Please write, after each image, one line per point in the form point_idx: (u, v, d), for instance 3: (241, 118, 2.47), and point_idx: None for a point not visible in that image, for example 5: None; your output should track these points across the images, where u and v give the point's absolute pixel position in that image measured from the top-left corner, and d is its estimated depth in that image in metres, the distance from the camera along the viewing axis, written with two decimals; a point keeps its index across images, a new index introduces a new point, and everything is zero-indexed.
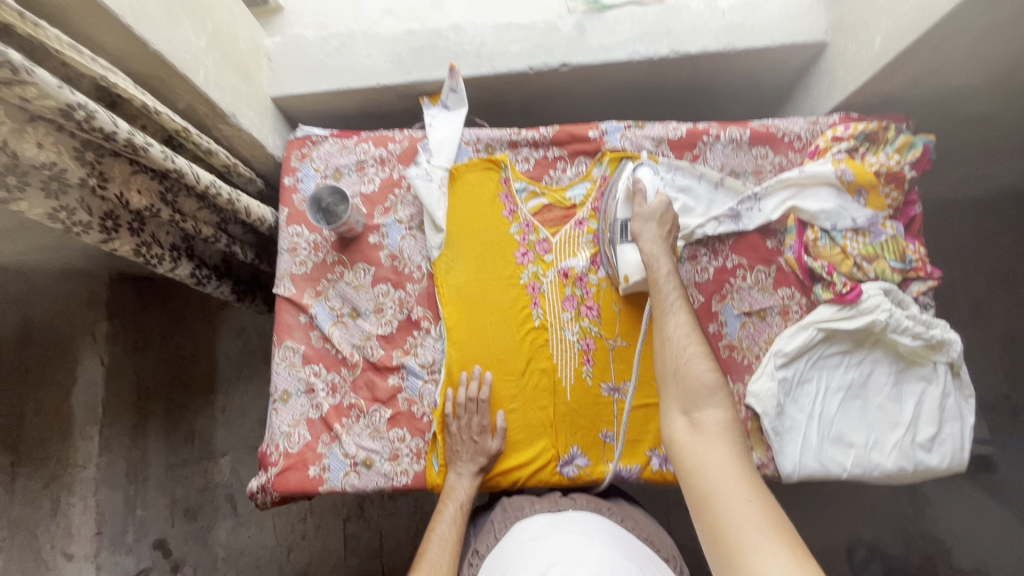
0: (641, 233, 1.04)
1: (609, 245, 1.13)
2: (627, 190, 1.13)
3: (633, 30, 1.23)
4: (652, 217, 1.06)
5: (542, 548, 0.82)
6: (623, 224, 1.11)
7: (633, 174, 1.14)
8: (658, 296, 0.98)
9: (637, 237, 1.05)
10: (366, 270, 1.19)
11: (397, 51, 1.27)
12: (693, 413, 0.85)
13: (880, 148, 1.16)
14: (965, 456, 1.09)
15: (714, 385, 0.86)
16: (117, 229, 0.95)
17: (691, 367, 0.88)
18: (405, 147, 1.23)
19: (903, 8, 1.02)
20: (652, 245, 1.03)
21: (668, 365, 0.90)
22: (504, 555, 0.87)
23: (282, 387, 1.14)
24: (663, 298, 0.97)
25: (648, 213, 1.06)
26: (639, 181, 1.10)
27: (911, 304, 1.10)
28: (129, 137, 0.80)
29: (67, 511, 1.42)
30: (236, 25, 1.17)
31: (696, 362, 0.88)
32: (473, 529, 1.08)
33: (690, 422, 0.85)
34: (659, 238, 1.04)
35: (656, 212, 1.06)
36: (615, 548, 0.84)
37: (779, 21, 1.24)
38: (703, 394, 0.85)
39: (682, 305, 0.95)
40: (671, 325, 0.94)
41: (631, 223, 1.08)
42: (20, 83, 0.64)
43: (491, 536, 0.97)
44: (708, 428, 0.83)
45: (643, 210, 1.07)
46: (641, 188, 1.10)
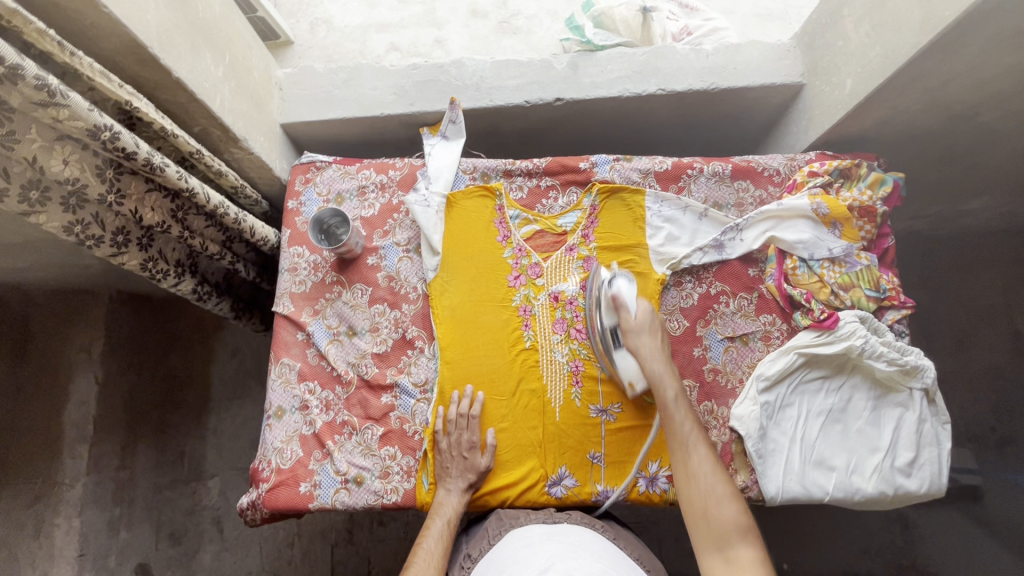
0: (638, 348, 1.05)
1: (605, 353, 1.12)
2: (606, 301, 1.11)
3: (623, 69, 1.32)
4: (650, 335, 1.07)
5: (536, 555, 0.85)
6: (612, 330, 1.10)
7: (610, 286, 1.12)
8: (672, 428, 0.98)
9: (638, 354, 1.05)
10: (363, 290, 1.23)
11: (401, 84, 1.34)
12: (727, 550, 0.85)
13: (854, 184, 1.23)
14: (943, 482, 1.12)
15: (745, 526, 0.86)
16: (128, 243, 1.00)
17: (720, 509, 0.88)
18: (404, 174, 1.30)
19: (870, 55, 1.10)
20: (651, 361, 1.04)
21: (695, 505, 0.90)
22: (496, 561, 0.90)
23: (277, 404, 1.16)
24: (678, 430, 0.97)
25: (637, 326, 1.07)
26: (619, 296, 1.08)
27: (886, 331, 1.15)
28: (148, 156, 0.86)
29: (50, 532, 1.42)
30: (251, 57, 1.25)
31: (723, 498, 0.89)
32: (465, 537, 1.10)
33: (724, 559, 0.84)
34: (656, 351, 1.05)
35: (645, 324, 1.07)
36: (608, 563, 0.86)
37: (759, 64, 1.32)
38: (736, 534, 0.85)
39: (699, 436, 0.97)
40: (694, 460, 0.94)
41: (624, 337, 1.08)
42: (54, 105, 0.71)
43: (485, 541, 0.99)
44: (745, 568, 0.82)
45: (634, 325, 1.07)
46: (623, 303, 1.08)
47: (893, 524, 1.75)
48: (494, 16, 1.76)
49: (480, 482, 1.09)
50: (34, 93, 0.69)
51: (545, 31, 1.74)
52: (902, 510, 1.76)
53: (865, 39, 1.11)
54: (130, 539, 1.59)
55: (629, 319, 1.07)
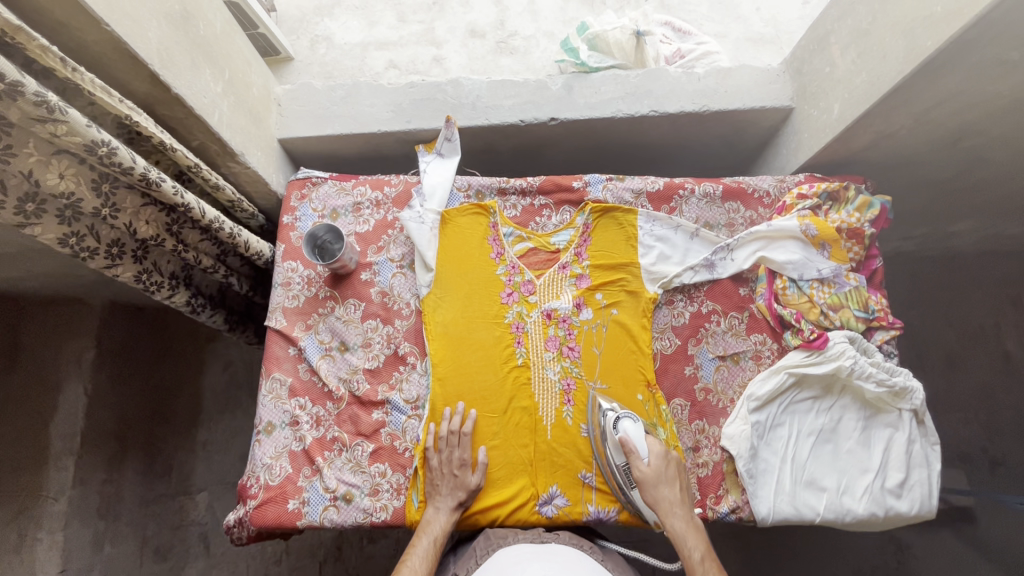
0: (656, 503, 1.01)
1: (619, 490, 1.09)
2: (615, 442, 1.07)
3: (617, 91, 1.34)
4: (668, 486, 1.03)
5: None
6: (624, 471, 1.07)
7: (616, 429, 1.07)
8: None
9: (658, 509, 1.01)
10: (356, 305, 1.23)
11: (398, 102, 1.36)
12: None
13: (842, 208, 1.25)
14: (933, 503, 1.12)
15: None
16: (122, 256, 1.00)
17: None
18: (399, 191, 1.31)
19: (856, 81, 1.13)
20: (671, 518, 1.00)
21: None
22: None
23: (267, 419, 1.15)
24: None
25: (653, 477, 1.02)
26: (628, 440, 1.04)
27: (875, 352, 1.16)
28: (144, 172, 0.87)
29: (33, 546, 1.38)
30: (250, 74, 1.26)
31: None
32: (453, 557, 1.09)
33: None
34: (675, 503, 1.01)
35: (661, 474, 1.03)
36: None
37: (749, 87, 1.35)
38: None
39: None
40: None
41: (638, 486, 1.04)
42: (51, 120, 0.72)
43: (472, 561, 0.99)
44: None
45: (649, 474, 1.02)
46: (634, 448, 1.04)
47: (887, 545, 1.74)
48: (491, 36, 1.80)
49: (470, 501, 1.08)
50: (33, 109, 0.70)
51: (541, 52, 1.78)
52: (895, 530, 1.75)
53: (852, 66, 1.14)
54: (114, 555, 1.56)
55: (644, 470, 1.03)
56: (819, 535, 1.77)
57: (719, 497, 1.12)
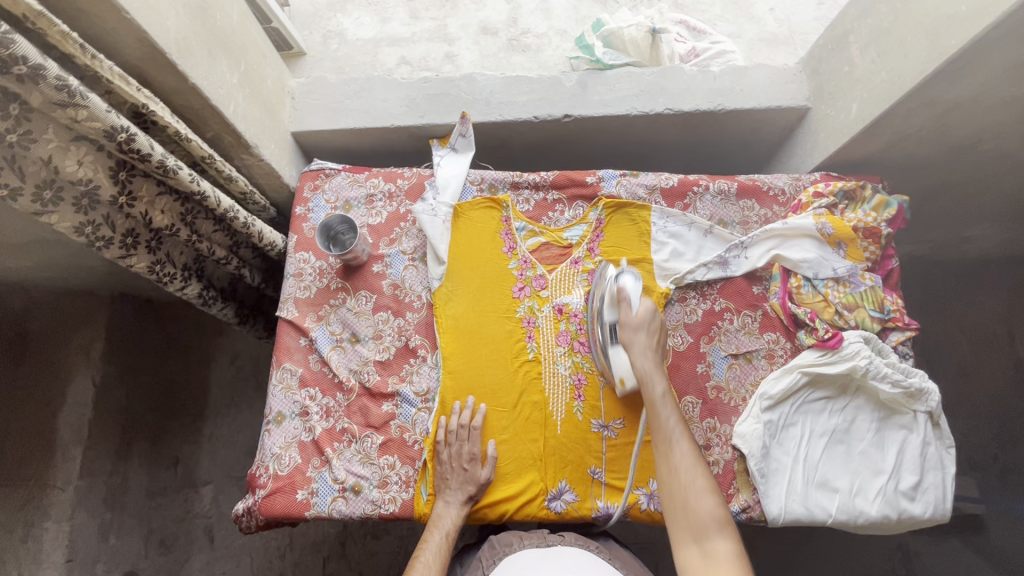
0: (630, 343, 1.04)
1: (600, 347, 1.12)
2: (612, 295, 1.11)
3: (631, 88, 1.34)
4: (648, 331, 1.06)
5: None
6: (611, 326, 1.10)
7: (616, 281, 1.13)
8: (656, 420, 0.97)
9: (631, 348, 1.04)
10: (368, 297, 1.23)
11: (412, 97, 1.36)
12: (704, 543, 0.84)
13: (858, 206, 1.24)
14: (947, 506, 1.10)
15: (722, 516, 0.86)
16: (136, 246, 1.00)
17: (698, 497, 0.88)
18: (412, 184, 1.31)
19: (876, 81, 1.12)
20: (642, 358, 1.03)
21: (675, 495, 0.90)
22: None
23: (277, 409, 1.15)
24: (661, 423, 0.97)
25: (637, 321, 1.06)
26: (624, 289, 1.09)
27: (890, 353, 1.14)
28: (162, 159, 0.87)
29: (39, 536, 1.39)
30: (266, 66, 1.27)
31: (703, 495, 0.88)
32: (461, 567, 1.08)
33: (700, 553, 0.84)
34: (651, 348, 1.04)
35: (644, 322, 1.05)
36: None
37: (765, 87, 1.35)
38: (713, 527, 0.86)
39: (683, 432, 0.96)
40: (676, 453, 0.93)
41: (620, 330, 1.07)
42: (73, 105, 0.72)
43: (479, 571, 0.98)
44: (718, 559, 0.82)
45: (633, 319, 1.06)
46: (626, 297, 1.08)
47: (894, 553, 1.71)
48: (503, 34, 1.79)
49: (479, 494, 1.07)
50: (54, 93, 0.70)
51: (553, 50, 1.78)
52: (903, 538, 1.73)
53: (871, 65, 1.13)
54: (118, 546, 1.56)
55: (628, 315, 1.07)
56: (826, 539, 1.75)
57: (730, 496, 1.11)
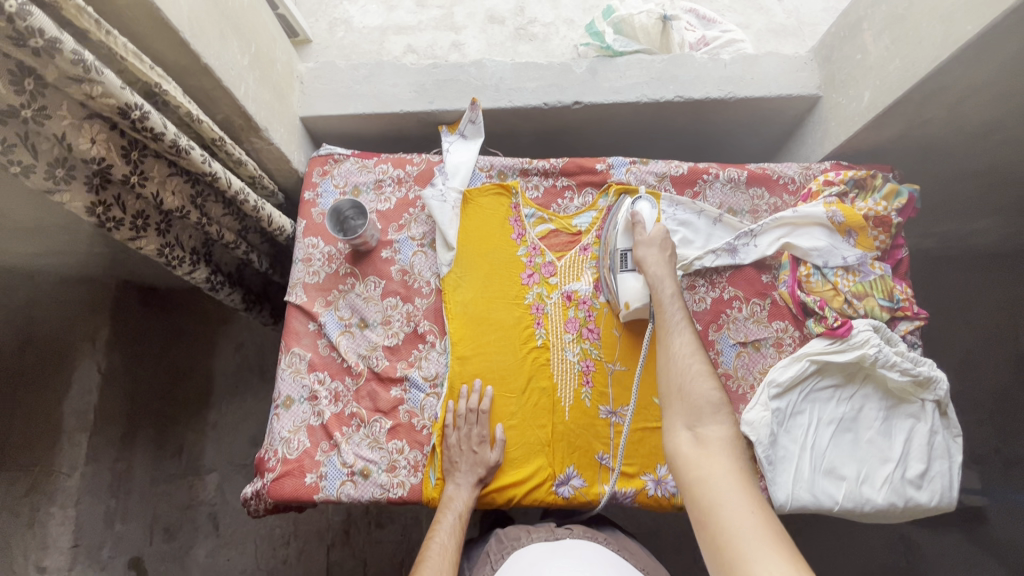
0: (644, 258, 1.10)
1: (609, 272, 1.18)
2: (626, 221, 1.18)
3: (641, 76, 1.33)
4: (657, 243, 1.12)
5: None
6: (623, 254, 1.17)
7: (632, 207, 1.20)
8: (664, 317, 1.03)
9: (641, 261, 1.11)
10: (376, 283, 1.23)
11: (422, 82, 1.36)
12: (697, 427, 0.90)
13: (869, 195, 1.24)
14: (954, 495, 1.11)
15: (718, 402, 0.91)
16: (146, 228, 1.00)
17: (696, 384, 0.93)
18: (421, 170, 1.31)
19: (889, 68, 1.11)
20: (655, 268, 1.09)
21: (673, 383, 0.95)
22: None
23: (286, 393, 1.15)
24: (668, 320, 1.02)
25: (649, 239, 1.12)
26: (638, 213, 1.16)
27: (899, 342, 1.14)
28: (175, 138, 0.87)
29: (45, 521, 1.40)
30: (276, 49, 1.26)
31: (701, 381, 0.93)
32: (467, 562, 1.09)
33: (694, 436, 0.89)
34: (663, 261, 1.10)
35: (656, 240, 1.12)
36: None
37: (776, 75, 1.34)
38: (708, 411, 0.90)
39: (687, 326, 1.01)
40: (677, 343, 0.99)
41: (633, 251, 1.14)
42: (88, 81, 0.72)
43: (488, 565, 0.98)
44: (712, 443, 0.87)
45: (646, 236, 1.13)
46: (641, 219, 1.15)
47: (896, 544, 1.74)
48: (510, 22, 1.78)
49: (489, 475, 1.08)
50: (70, 68, 0.70)
51: (561, 39, 1.77)
52: (905, 530, 1.74)
53: (885, 52, 1.13)
54: (124, 532, 1.57)
55: (641, 230, 1.14)
56: (828, 530, 1.76)
57: None
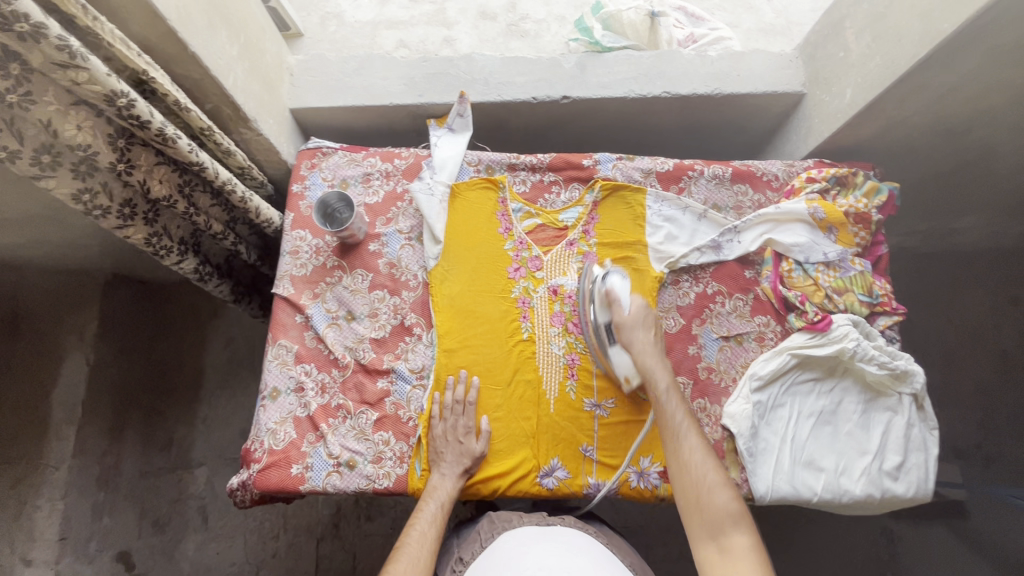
0: (631, 344, 1.08)
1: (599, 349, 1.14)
2: (600, 298, 1.13)
3: (629, 71, 1.34)
4: (642, 331, 1.10)
5: (528, 558, 0.85)
6: (607, 327, 1.12)
7: (604, 282, 1.14)
8: (665, 418, 1.01)
9: (632, 349, 1.08)
10: (364, 276, 1.23)
11: (411, 76, 1.36)
12: (721, 540, 0.87)
13: (850, 192, 1.26)
14: (930, 486, 1.13)
15: (738, 511, 0.89)
16: (133, 217, 1.00)
17: (712, 493, 0.92)
18: (409, 164, 1.31)
19: (870, 65, 1.13)
20: (645, 356, 1.07)
21: (688, 492, 0.93)
22: (488, 561, 0.90)
23: (272, 384, 1.15)
24: (670, 420, 1.01)
25: (630, 320, 1.10)
26: (612, 291, 1.11)
27: (877, 336, 1.17)
28: (162, 127, 0.87)
29: (32, 514, 1.40)
30: (265, 41, 1.27)
31: (717, 489, 0.92)
32: (456, 539, 1.09)
33: (718, 549, 0.87)
34: (650, 346, 1.09)
35: (639, 320, 1.10)
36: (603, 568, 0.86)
37: (762, 72, 1.36)
38: (729, 521, 0.89)
39: (691, 426, 1.00)
40: (685, 447, 0.98)
41: (618, 333, 1.11)
42: (74, 66, 0.72)
43: (477, 544, 0.98)
44: (736, 554, 0.85)
45: (628, 319, 1.10)
46: (617, 298, 1.11)
47: (878, 537, 1.77)
48: (502, 18, 1.79)
49: (472, 467, 1.08)
50: (55, 54, 0.70)
51: (552, 35, 1.78)
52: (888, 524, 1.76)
53: (866, 50, 1.14)
54: (111, 526, 1.56)
55: (620, 318, 1.10)
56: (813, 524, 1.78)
57: None
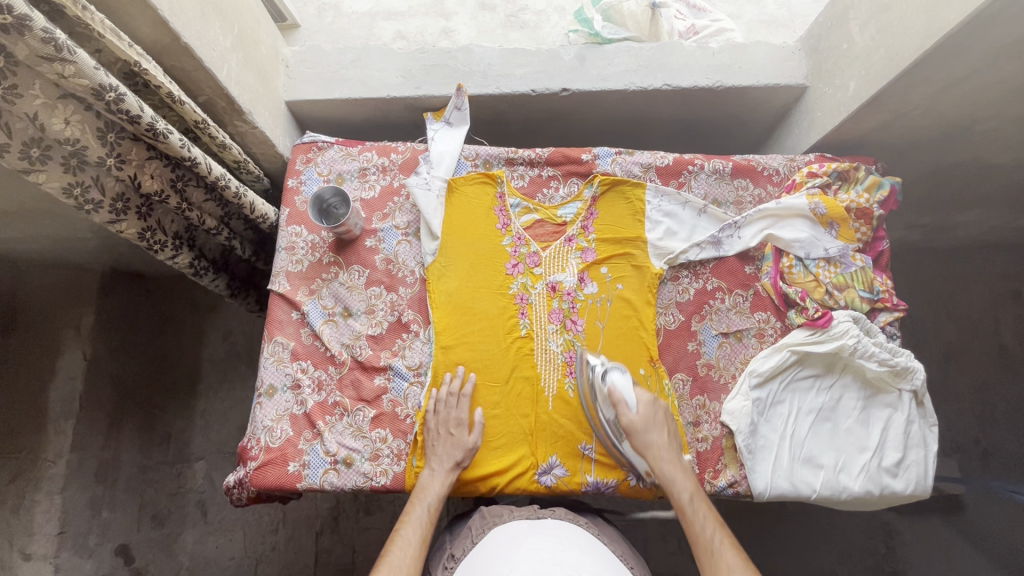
0: (645, 448, 1.03)
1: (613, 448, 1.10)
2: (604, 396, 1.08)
3: (630, 63, 1.32)
4: (653, 435, 1.04)
5: (519, 551, 0.84)
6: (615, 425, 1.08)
7: (604, 381, 1.09)
8: (694, 532, 0.94)
9: (647, 454, 1.03)
10: (360, 271, 1.22)
11: (409, 68, 1.34)
12: None
13: (851, 187, 1.25)
14: (929, 483, 1.13)
15: None
16: (126, 211, 0.99)
17: None
18: (406, 158, 1.30)
19: (874, 57, 1.11)
20: (661, 462, 1.02)
21: None
22: (479, 556, 0.89)
23: (268, 382, 1.14)
24: (701, 534, 0.93)
25: (639, 422, 1.04)
26: (615, 390, 1.07)
27: (878, 332, 1.16)
28: (152, 122, 0.86)
29: (31, 508, 1.39)
30: (260, 32, 1.24)
31: None
32: (450, 535, 1.09)
33: None
34: (665, 448, 1.03)
35: (649, 421, 1.05)
36: (595, 560, 0.86)
37: (764, 64, 1.34)
38: None
39: (725, 539, 0.91)
40: (723, 564, 0.88)
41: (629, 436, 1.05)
42: (60, 60, 0.71)
43: (468, 540, 0.98)
44: None
45: (638, 422, 1.04)
46: (622, 398, 1.06)
47: (876, 530, 1.74)
48: (501, 9, 1.76)
49: (461, 456, 1.07)
50: (40, 47, 0.68)
51: (552, 27, 1.75)
52: (886, 517, 1.76)
53: (870, 42, 1.13)
54: (111, 519, 1.56)
55: (629, 423, 1.04)
56: (812, 517, 1.78)
57: (717, 472, 1.13)
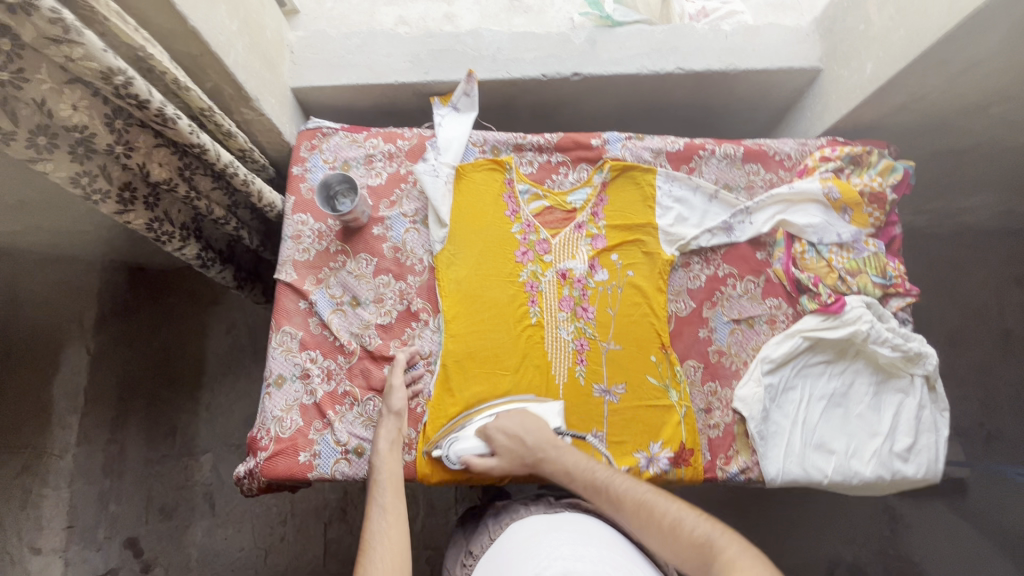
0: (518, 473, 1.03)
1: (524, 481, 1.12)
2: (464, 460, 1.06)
3: (641, 47, 1.30)
4: (515, 456, 1.03)
5: (542, 547, 0.81)
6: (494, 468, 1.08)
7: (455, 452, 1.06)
8: (592, 493, 0.95)
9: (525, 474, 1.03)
10: (368, 260, 1.21)
11: (416, 52, 1.32)
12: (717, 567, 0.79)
13: (864, 171, 1.24)
14: (940, 468, 1.13)
15: (709, 531, 0.83)
16: (134, 201, 0.97)
17: (679, 526, 0.85)
18: (413, 145, 1.28)
19: (893, 38, 1.09)
20: (537, 464, 1.02)
21: (663, 544, 0.85)
22: (501, 554, 0.86)
23: (277, 371, 1.13)
24: (597, 482, 0.96)
25: (500, 461, 1.03)
26: (466, 458, 1.05)
27: (890, 317, 1.16)
28: (161, 107, 0.84)
29: (38, 503, 1.37)
30: (265, 16, 1.21)
31: (681, 517, 0.86)
32: (461, 531, 1.09)
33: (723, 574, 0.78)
34: (531, 447, 1.03)
35: (505, 451, 1.04)
36: (619, 551, 0.83)
37: (777, 47, 1.32)
38: (708, 546, 0.81)
39: (613, 474, 0.96)
40: (623, 493, 0.92)
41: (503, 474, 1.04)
42: (67, 41, 0.68)
43: (485, 537, 0.98)
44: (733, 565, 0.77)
45: (499, 464, 1.03)
46: (473, 460, 1.04)
47: (881, 515, 1.75)
48: None
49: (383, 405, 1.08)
50: (48, 27, 0.66)
51: (555, 11, 1.72)
52: (890, 502, 1.77)
53: (889, 22, 1.11)
54: (119, 513, 1.56)
55: (494, 467, 1.03)
56: (818, 502, 1.79)
57: (729, 458, 1.13)
